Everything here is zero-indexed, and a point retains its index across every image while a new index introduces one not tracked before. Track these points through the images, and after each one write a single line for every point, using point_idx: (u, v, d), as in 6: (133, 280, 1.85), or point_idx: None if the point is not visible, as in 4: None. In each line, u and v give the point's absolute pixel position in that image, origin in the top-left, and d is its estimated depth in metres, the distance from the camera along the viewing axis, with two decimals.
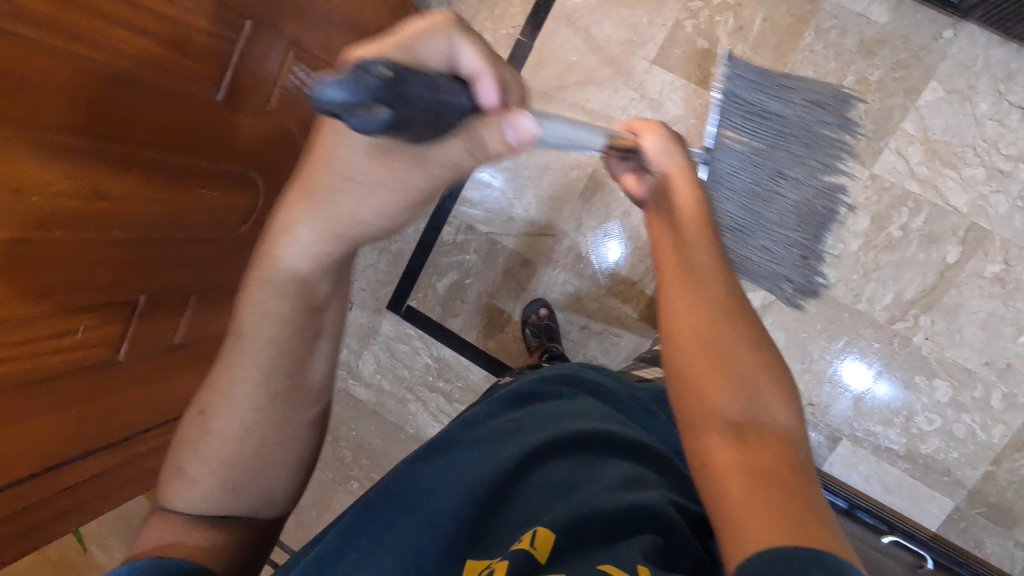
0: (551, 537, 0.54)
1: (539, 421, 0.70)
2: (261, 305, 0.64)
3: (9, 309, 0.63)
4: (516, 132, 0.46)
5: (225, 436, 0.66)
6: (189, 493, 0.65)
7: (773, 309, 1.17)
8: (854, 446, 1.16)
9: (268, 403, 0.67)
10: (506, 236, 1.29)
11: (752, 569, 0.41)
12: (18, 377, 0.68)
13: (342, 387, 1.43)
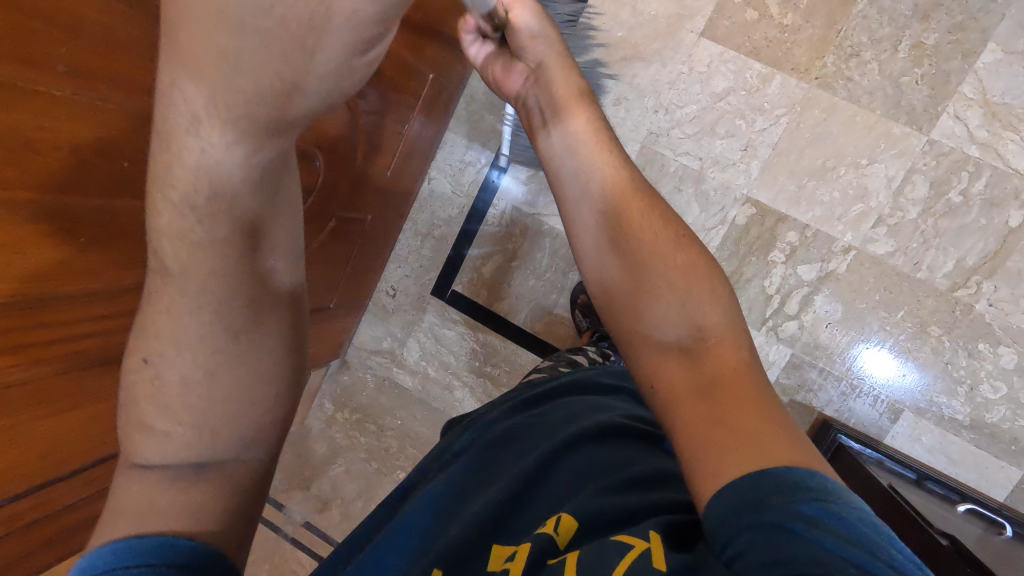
0: (573, 523, 0.57)
1: (568, 415, 0.74)
2: (192, 232, 0.55)
3: (98, 281, 0.64)
4: None
5: (186, 383, 0.57)
6: (161, 445, 0.56)
7: (829, 281, 1.15)
8: (917, 418, 1.14)
9: (230, 344, 0.59)
10: (552, 216, 1.28)
11: (733, 496, 0.48)
12: (101, 352, 0.69)
13: (386, 376, 1.41)
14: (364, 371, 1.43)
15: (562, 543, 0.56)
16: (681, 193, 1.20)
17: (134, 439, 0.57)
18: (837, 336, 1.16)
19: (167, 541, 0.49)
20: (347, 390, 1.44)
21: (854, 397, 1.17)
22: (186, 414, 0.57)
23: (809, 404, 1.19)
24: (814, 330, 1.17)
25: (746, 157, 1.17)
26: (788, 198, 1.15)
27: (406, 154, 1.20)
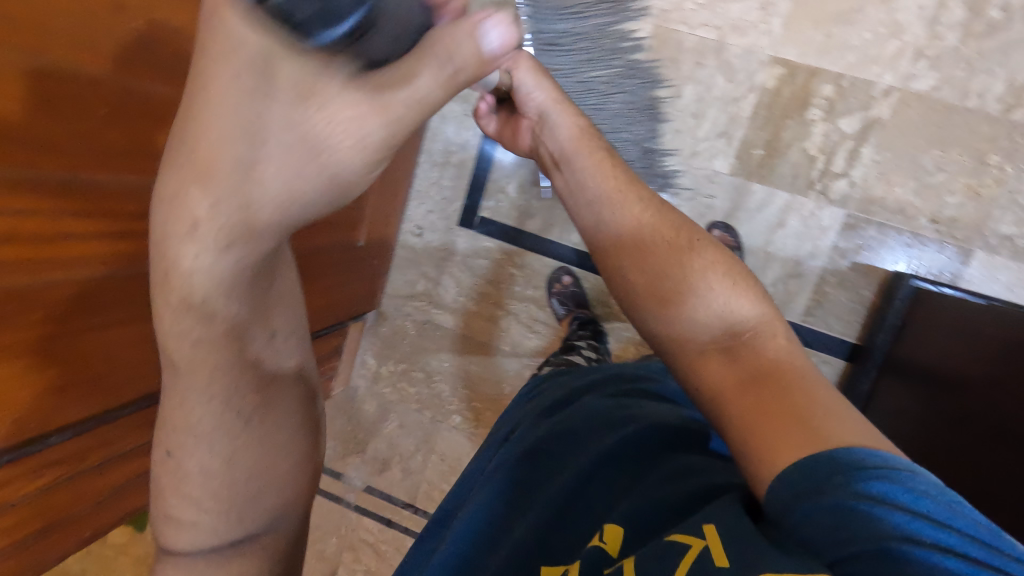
0: (619, 530, 0.57)
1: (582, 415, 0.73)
2: (181, 376, 0.48)
3: (94, 161, 0.58)
4: (497, 37, 0.44)
5: (207, 473, 0.51)
6: (191, 536, 0.52)
7: (875, 129, 1.09)
8: (990, 255, 1.08)
9: (242, 428, 0.51)
10: None
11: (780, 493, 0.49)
12: (103, 260, 0.61)
13: (426, 319, 1.36)
14: (403, 319, 1.37)
15: (611, 554, 0.55)
16: (703, 69, 1.14)
17: (166, 527, 0.53)
18: (893, 185, 1.10)
19: None
20: (388, 341, 1.38)
21: (921, 246, 1.11)
22: (211, 501, 0.52)
23: (873, 264, 1.13)
24: (865, 184, 1.11)
25: (766, 16, 1.11)
26: (817, 49, 1.09)
27: None
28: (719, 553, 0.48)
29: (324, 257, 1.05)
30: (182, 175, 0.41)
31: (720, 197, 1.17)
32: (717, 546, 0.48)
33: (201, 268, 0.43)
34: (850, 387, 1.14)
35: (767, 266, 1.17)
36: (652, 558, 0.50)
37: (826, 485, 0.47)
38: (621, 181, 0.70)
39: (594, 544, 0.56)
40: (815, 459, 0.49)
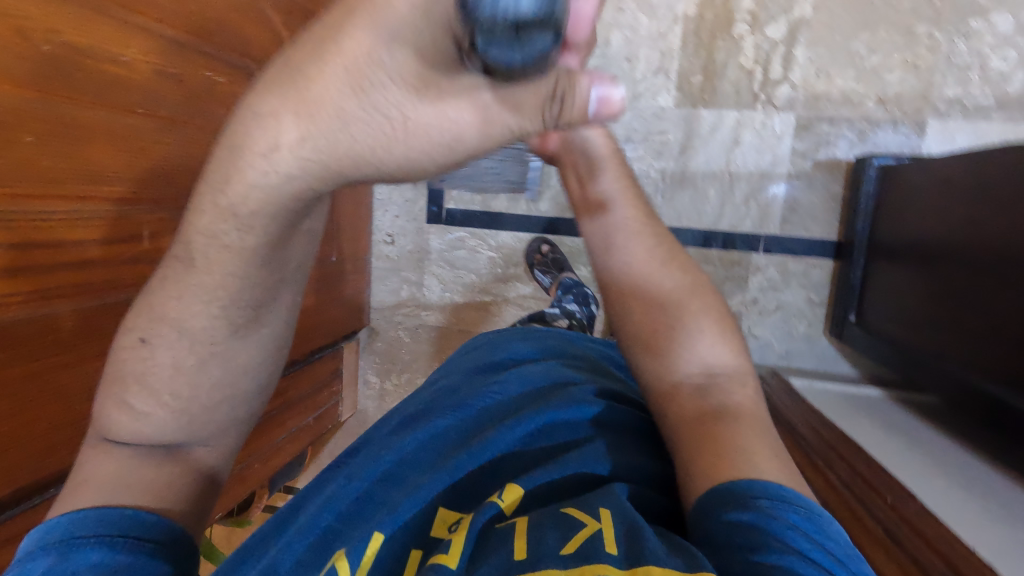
0: (518, 491, 0.53)
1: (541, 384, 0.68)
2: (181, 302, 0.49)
3: (58, 200, 0.56)
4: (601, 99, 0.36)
5: (177, 367, 0.51)
6: (139, 424, 0.51)
7: (802, 30, 1.11)
8: (943, 121, 1.09)
9: (244, 345, 0.53)
10: None
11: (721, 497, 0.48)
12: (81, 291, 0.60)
13: (418, 324, 1.35)
14: (395, 329, 1.36)
15: (507, 510, 0.51)
16: (624, 14, 1.16)
17: (110, 414, 0.51)
18: (833, 79, 1.12)
19: (138, 514, 0.48)
20: (386, 356, 1.37)
21: (875, 129, 1.12)
22: (176, 396, 0.52)
23: (835, 158, 1.14)
24: (807, 84, 1.12)
25: None
26: None
27: None
28: (612, 538, 0.45)
29: None
30: (283, 92, 0.35)
31: (673, 131, 1.18)
32: (611, 534, 0.46)
33: (270, 181, 0.38)
34: (843, 281, 1.13)
35: (734, 185, 1.17)
36: (546, 524, 0.47)
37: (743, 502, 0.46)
38: (636, 219, 0.68)
39: (492, 499, 0.52)
40: (741, 481, 0.48)
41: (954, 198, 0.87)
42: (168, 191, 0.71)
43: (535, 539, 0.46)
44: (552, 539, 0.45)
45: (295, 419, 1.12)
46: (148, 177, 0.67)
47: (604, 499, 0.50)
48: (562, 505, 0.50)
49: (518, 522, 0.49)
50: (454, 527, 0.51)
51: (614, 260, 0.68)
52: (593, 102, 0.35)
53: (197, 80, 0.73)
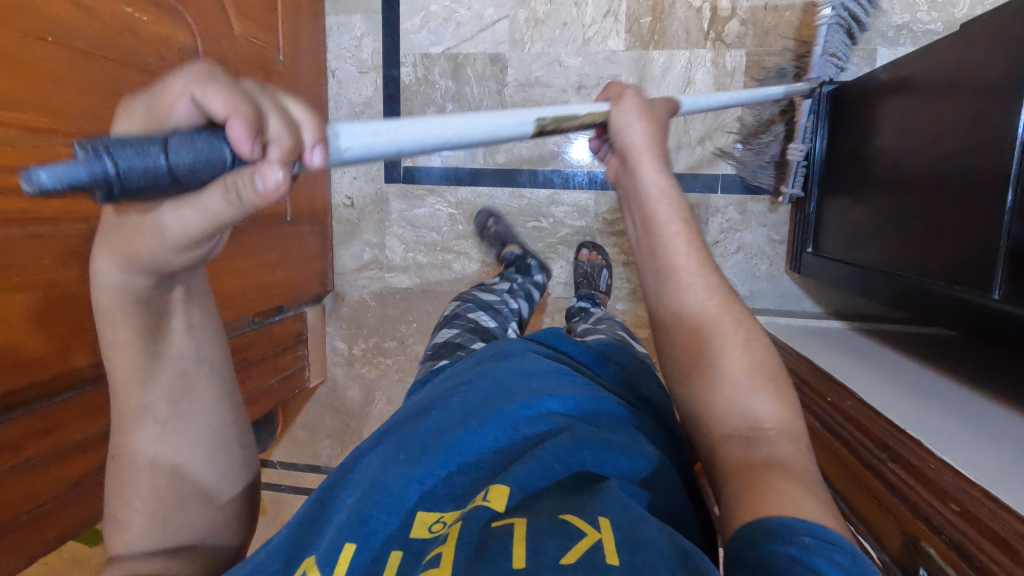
0: (506, 490, 0.51)
1: (510, 386, 0.67)
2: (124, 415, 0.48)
3: None
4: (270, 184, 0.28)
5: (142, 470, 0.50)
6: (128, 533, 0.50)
7: None
8: (893, 49, 1.09)
9: (195, 435, 0.52)
10: (462, 44, 1.22)
11: (755, 538, 0.44)
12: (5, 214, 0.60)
13: (382, 287, 1.34)
14: (360, 294, 1.35)
15: (499, 509, 0.49)
16: None
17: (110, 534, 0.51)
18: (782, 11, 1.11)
19: None
20: (352, 321, 1.36)
21: None
22: (145, 502, 0.50)
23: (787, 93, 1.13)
24: (756, 18, 1.12)
25: None
26: None
27: (292, 38, 1.14)
28: (612, 550, 0.43)
29: (239, 239, 1.00)
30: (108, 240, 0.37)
31: (625, 73, 1.17)
32: (611, 545, 0.43)
33: (116, 284, 0.39)
34: (800, 215, 1.12)
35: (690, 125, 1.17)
36: (544, 534, 0.45)
37: (785, 536, 0.42)
38: (695, 262, 0.67)
39: (479, 504, 0.50)
40: (786, 518, 0.44)
41: (892, 103, 0.87)
42: (92, 122, 0.70)
43: (532, 547, 0.43)
44: (551, 546, 0.43)
45: (254, 380, 1.12)
46: (68, 107, 0.66)
47: (602, 507, 0.48)
48: (560, 511, 0.48)
49: (513, 525, 0.46)
50: (438, 529, 0.49)
51: (671, 309, 0.66)
52: (267, 191, 0.28)
53: (115, 15, 0.72)
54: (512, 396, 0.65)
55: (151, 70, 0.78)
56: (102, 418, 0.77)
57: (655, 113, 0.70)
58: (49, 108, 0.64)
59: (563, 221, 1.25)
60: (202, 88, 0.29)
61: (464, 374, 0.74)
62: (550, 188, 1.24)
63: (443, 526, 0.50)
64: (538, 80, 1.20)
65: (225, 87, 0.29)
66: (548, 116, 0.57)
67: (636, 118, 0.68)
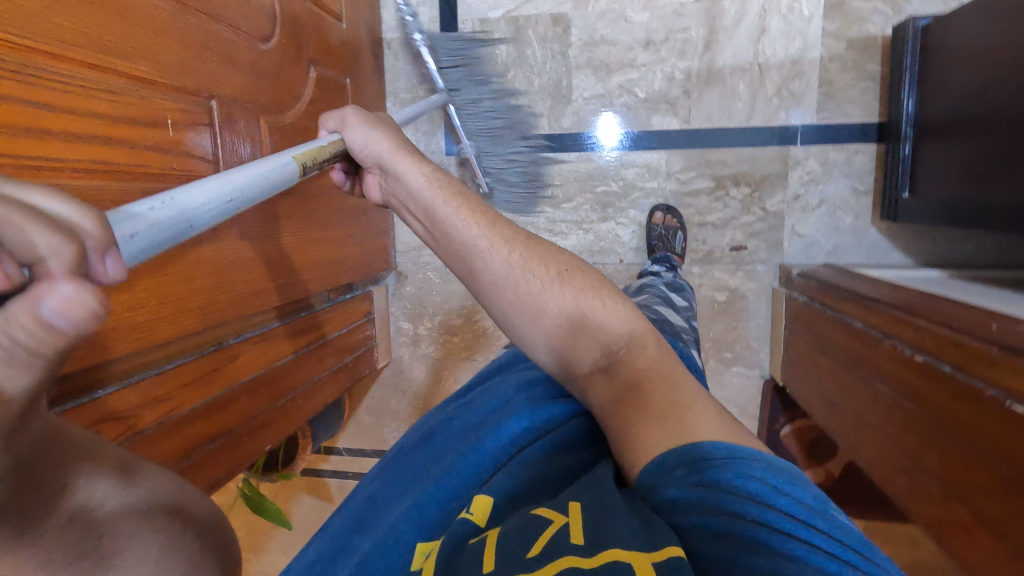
0: (489, 501, 0.49)
1: (494, 402, 0.66)
2: None
3: (86, 66, 0.54)
4: (57, 312, 0.25)
5: None
6: None
7: None
8: None
9: None
10: (523, 6, 1.18)
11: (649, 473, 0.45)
12: (124, 166, 0.58)
13: (446, 263, 1.30)
14: (423, 271, 1.31)
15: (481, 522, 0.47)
16: None
17: None
18: None
19: None
20: (416, 300, 1.33)
21: None
22: None
23: (869, 35, 1.09)
24: None
25: None
26: None
27: (353, 7, 1.11)
28: (578, 530, 0.41)
29: (315, 212, 0.97)
30: None
31: (694, 26, 1.13)
32: (578, 526, 0.41)
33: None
34: (891, 158, 1.07)
35: (764, 77, 1.13)
36: (515, 533, 0.42)
37: (669, 478, 0.43)
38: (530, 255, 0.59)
39: (462, 517, 0.48)
40: (701, 443, 0.44)
41: (1001, 39, 0.83)
42: (191, 78, 0.67)
43: (502, 548, 0.41)
44: (519, 543, 0.41)
45: (334, 358, 1.08)
46: (169, 59, 0.64)
47: (571, 494, 0.46)
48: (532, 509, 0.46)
49: (489, 536, 0.44)
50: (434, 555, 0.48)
51: (479, 280, 0.59)
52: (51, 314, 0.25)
53: None
54: (491, 413, 0.64)
55: (238, 27, 0.75)
56: (213, 390, 0.75)
57: (385, 122, 0.68)
58: (153, 59, 0.61)
59: (634, 183, 1.21)
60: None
61: (470, 399, 0.72)
62: (619, 151, 1.21)
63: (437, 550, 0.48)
64: (603, 38, 1.16)
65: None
66: (299, 154, 0.59)
67: (374, 129, 0.65)
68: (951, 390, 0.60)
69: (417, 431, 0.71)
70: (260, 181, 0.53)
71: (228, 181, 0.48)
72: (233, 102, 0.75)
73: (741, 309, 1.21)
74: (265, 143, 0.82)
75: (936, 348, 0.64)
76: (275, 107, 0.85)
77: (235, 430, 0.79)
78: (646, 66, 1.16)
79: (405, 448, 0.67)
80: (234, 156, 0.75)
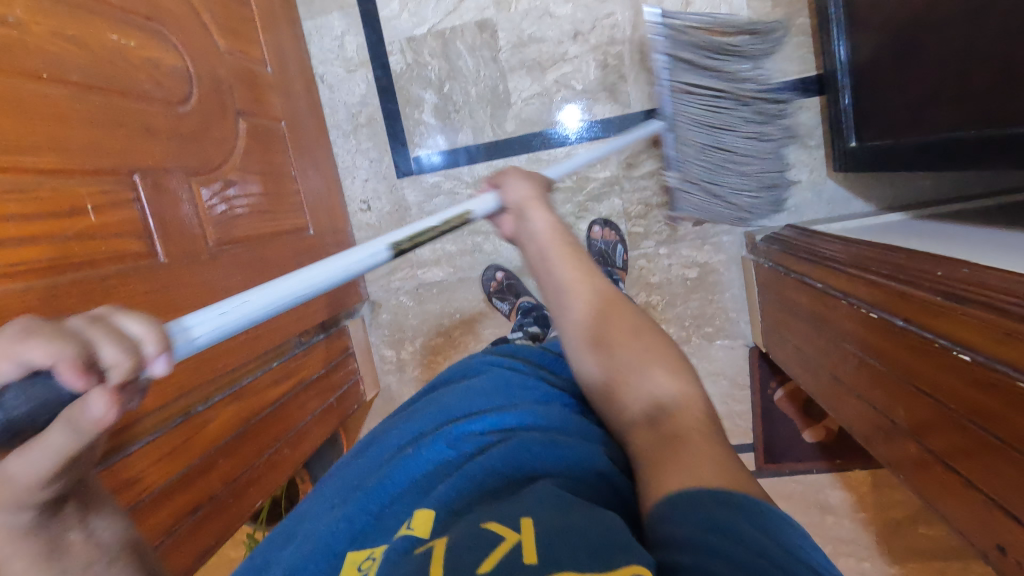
0: (431, 515, 0.50)
1: (448, 413, 0.66)
2: None
3: None
4: (97, 407, 0.36)
5: None
6: None
7: None
8: None
9: None
10: (446, 18, 1.17)
11: (694, 499, 0.44)
12: (45, 259, 0.57)
13: (417, 284, 1.30)
14: (396, 297, 1.31)
15: (423, 535, 0.48)
16: None
17: None
18: None
19: None
20: (394, 325, 1.32)
21: None
22: None
23: None
24: None
25: None
26: None
27: (275, 48, 1.10)
28: (531, 548, 0.40)
29: (271, 260, 0.97)
30: None
31: (620, 9, 1.13)
32: (530, 542, 0.41)
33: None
34: (834, 110, 1.07)
35: (697, 48, 1.12)
36: (462, 547, 0.42)
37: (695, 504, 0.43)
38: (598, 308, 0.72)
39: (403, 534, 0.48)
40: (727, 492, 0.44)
41: None
42: (106, 157, 0.67)
43: (451, 564, 0.41)
44: (469, 556, 0.41)
45: (317, 400, 1.08)
46: (76, 143, 0.63)
47: (527, 508, 0.45)
48: (485, 520, 0.45)
49: (435, 545, 0.44)
50: (366, 566, 0.48)
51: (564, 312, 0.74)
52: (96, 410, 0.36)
53: (102, 42, 0.69)
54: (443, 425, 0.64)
55: (149, 96, 0.75)
56: (188, 457, 0.74)
57: (537, 184, 0.83)
58: (60, 148, 0.61)
59: (587, 174, 1.20)
60: (24, 352, 0.34)
61: (423, 402, 0.72)
62: (567, 145, 1.19)
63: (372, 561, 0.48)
64: (531, 37, 1.16)
65: (99, 334, 0.35)
66: (403, 238, 0.67)
67: (523, 179, 0.82)
68: (904, 344, 0.60)
69: (370, 434, 0.72)
70: (338, 270, 0.57)
71: (275, 289, 0.50)
72: (156, 171, 0.74)
73: (714, 282, 1.21)
74: (202, 204, 0.82)
75: (889, 304, 0.63)
76: (207, 166, 0.84)
77: (218, 491, 0.79)
78: (579, 57, 1.15)
79: (352, 459, 0.67)
80: (169, 224, 0.75)
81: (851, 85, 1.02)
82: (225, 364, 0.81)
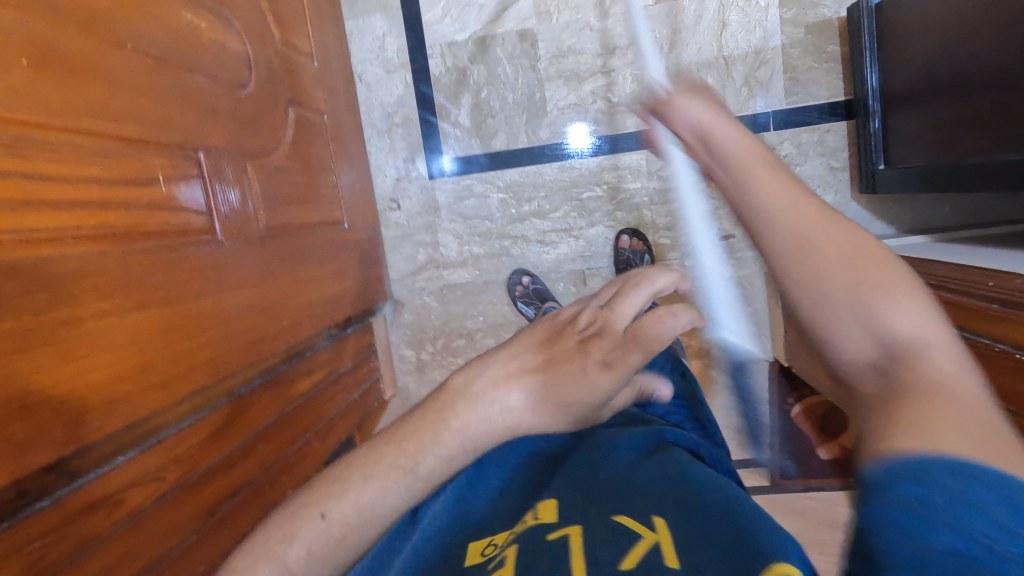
0: (553, 503, 0.42)
1: None
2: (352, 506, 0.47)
3: (76, 137, 0.53)
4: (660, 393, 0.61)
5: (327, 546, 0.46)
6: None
7: None
8: None
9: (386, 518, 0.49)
10: (488, 25, 1.20)
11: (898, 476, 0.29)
12: (121, 228, 0.57)
13: (442, 285, 1.30)
14: (420, 297, 1.31)
15: (551, 521, 0.39)
16: None
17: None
18: None
19: None
20: (416, 325, 1.32)
21: None
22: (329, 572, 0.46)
23: (825, 18, 1.13)
24: None
25: None
26: None
27: (321, 44, 1.12)
28: (671, 553, 0.33)
29: (311, 249, 0.97)
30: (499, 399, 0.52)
31: (658, 27, 1.16)
32: (670, 548, 0.33)
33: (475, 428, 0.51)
34: (862, 134, 1.10)
35: (731, 69, 1.16)
36: (598, 542, 0.35)
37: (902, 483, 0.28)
38: (847, 252, 0.49)
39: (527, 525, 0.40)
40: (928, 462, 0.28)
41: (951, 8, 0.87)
42: (176, 132, 0.67)
43: (588, 559, 0.34)
44: (606, 556, 0.34)
45: (343, 395, 1.07)
46: (151, 116, 0.63)
47: (655, 503, 0.38)
48: (611, 512, 0.38)
49: (568, 536, 0.37)
50: (491, 552, 0.41)
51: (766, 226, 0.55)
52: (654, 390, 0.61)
53: (178, 21, 0.69)
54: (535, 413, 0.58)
55: (214, 76, 0.75)
56: (230, 440, 0.73)
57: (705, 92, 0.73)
58: (138, 119, 0.61)
59: (618, 185, 1.22)
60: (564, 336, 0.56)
61: None
62: (599, 155, 1.22)
63: (496, 547, 0.41)
64: (569, 48, 1.19)
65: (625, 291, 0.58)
66: None
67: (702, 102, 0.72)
68: (964, 348, 0.65)
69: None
70: None
71: None
72: (218, 151, 0.74)
73: None
74: (254, 188, 0.82)
75: (944, 311, 0.68)
76: (259, 151, 0.85)
77: (255, 477, 0.78)
78: (615, 71, 1.19)
79: None
80: (227, 204, 0.75)
81: (881, 109, 1.06)
82: (264, 350, 0.81)
